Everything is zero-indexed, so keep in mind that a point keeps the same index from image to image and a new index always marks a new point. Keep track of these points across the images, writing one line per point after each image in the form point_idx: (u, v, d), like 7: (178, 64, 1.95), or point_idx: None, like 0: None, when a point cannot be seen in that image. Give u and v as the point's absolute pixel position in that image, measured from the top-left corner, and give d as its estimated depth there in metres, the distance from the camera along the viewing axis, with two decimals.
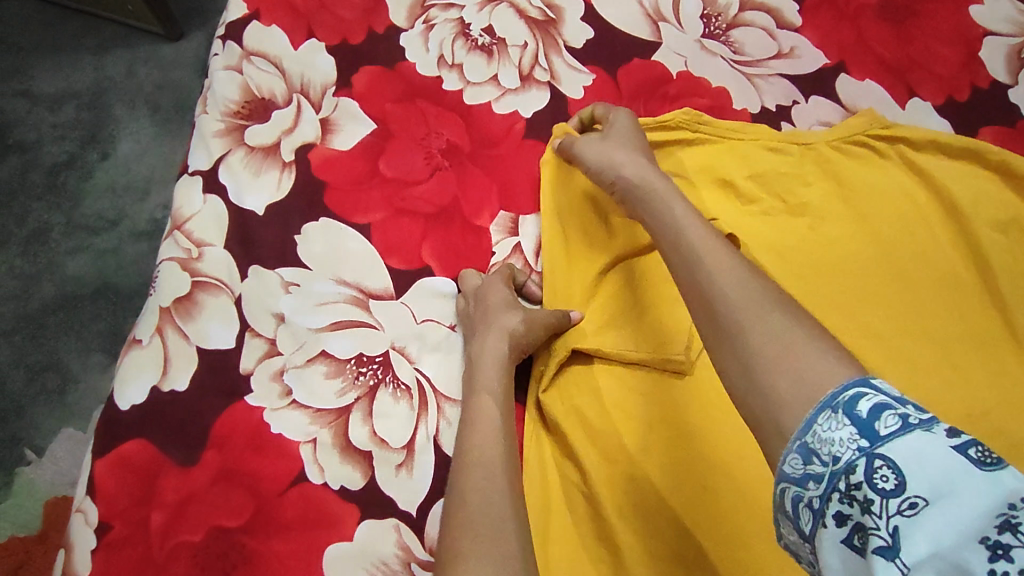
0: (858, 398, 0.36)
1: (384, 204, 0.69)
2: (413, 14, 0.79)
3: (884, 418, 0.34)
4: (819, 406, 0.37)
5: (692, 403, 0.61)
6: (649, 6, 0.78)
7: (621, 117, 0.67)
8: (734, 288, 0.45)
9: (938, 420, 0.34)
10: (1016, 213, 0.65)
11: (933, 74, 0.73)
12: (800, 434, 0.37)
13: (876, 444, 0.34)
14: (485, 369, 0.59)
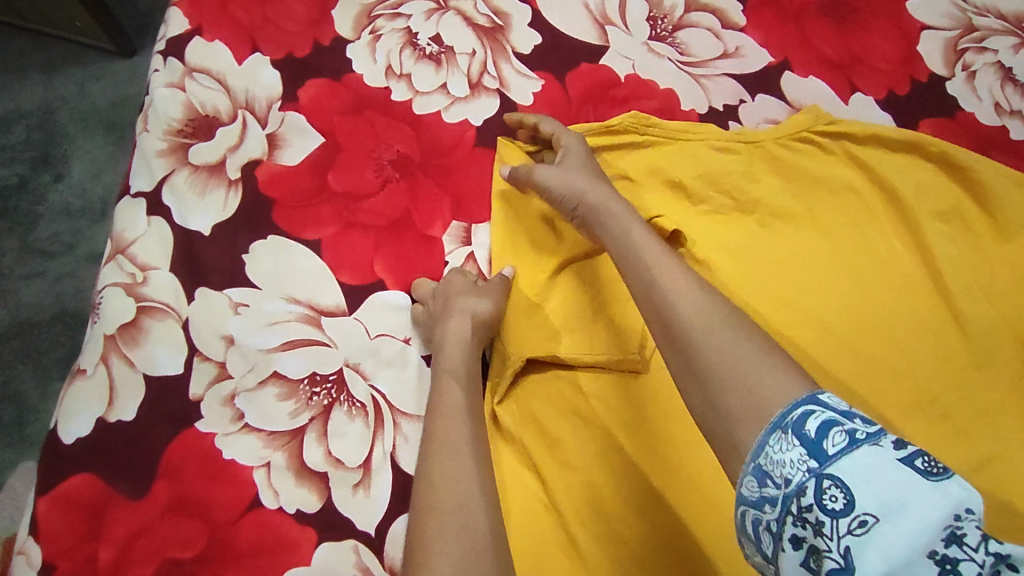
0: (806, 417, 0.36)
1: (334, 219, 0.68)
2: (359, 24, 0.78)
3: (832, 436, 0.35)
4: (770, 427, 0.37)
5: (649, 405, 0.61)
6: (596, 10, 0.78)
7: (572, 143, 0.66)
8: (688, 306, 0.45)
9: (885, 432, 0.35)
10: (957, 202, 0.66)
11: (873, 69, 0.74)
12: (754, 455, 0.37)
13: (825, 464, 0.34)
14: (450, 353, 0.58)
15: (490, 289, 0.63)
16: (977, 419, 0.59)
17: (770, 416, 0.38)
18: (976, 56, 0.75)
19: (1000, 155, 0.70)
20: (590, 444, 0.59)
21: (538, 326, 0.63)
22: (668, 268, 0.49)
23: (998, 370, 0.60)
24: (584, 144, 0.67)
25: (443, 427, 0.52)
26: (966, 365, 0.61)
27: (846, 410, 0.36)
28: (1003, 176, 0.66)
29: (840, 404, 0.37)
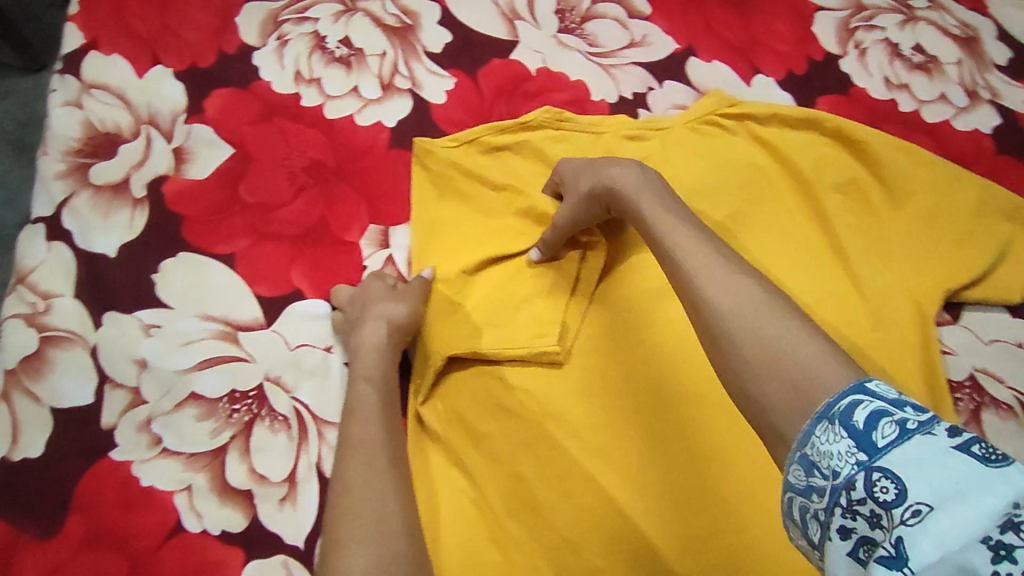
0: (854, 406, 0.34)
1: (247, 230, 0.67)
2: (265, 30, 0.76)
3: (882, 427, 0.32)
4: (816, 417, 0.35)
5: (683, 407, 0.60)
6: (504, 5, 0.78)
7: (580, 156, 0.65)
8: (724, 294, 0.41)
9: (939, 421, 0.32)
10: (855, 173, 0.70)
11: (772, 51, 0.77)
12: (800, 444, 0.35)
13: (875, 456, 0.32)
14: (365, 359, 0.59)
15: (407, 293, 0.63)
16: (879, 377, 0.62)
17: (815, 405, 0.35)
18: (865, 34, 0.78)
19: (891, 127, 0.74)
20: (551, 437, 0.59)
21: (458, 324, 0.63)
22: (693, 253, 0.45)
23: (894, 330, 0.64)
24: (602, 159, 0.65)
25: (355, 433, 0.54)
26: (867, 327, 0.64)
27: (897, 400, 0.33)
28: (895, 149, 0.71)
29: (891, 393, 0.34)
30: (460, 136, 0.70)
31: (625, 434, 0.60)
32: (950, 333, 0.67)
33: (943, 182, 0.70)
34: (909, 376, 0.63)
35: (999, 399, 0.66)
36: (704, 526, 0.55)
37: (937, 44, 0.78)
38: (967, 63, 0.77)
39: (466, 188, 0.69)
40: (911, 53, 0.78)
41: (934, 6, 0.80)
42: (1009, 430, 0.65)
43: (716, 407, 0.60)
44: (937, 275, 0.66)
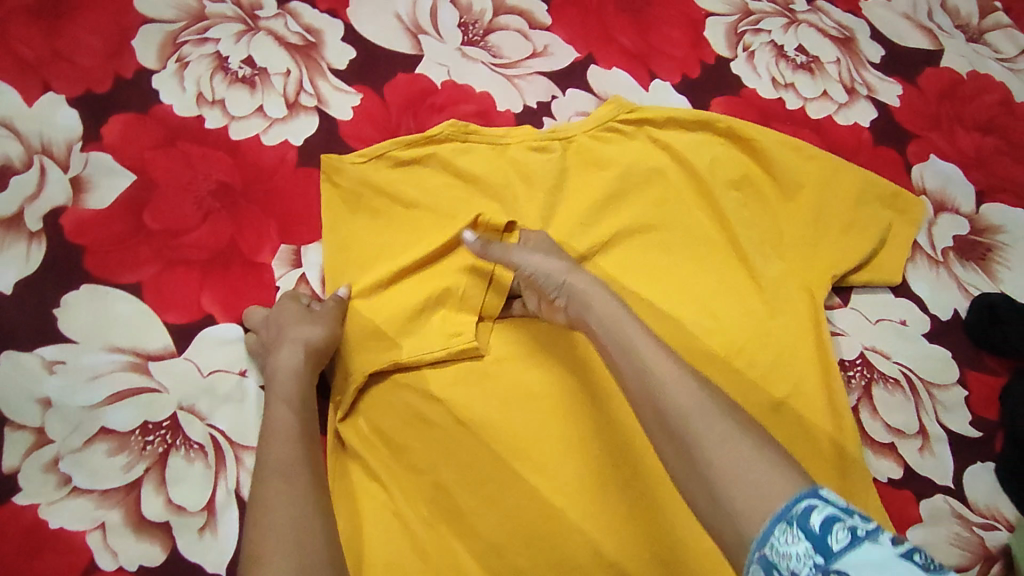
0: (810, 511, 0.37)
1: (154, 258, 0.66)
2: (164, 52, 0.74)
3: (834, 532, 0.35)
4: (774, 519, 0.38)
5: (649, 482, 0.61)
6: (408, 20, 0.79)
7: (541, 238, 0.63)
8: (685, 394, 0.44)
9: (883, 529, 0.35)
10: (746, 171, 0.74)
11: (668, 56, 0.81)
12: (760, 544, 0.38)
13: (831, 560, 0.35)
14: (284, 381, 0.58)
15: (323, 315, 0.62)
16: (777, 363, 0.66)
17: (773, 506, 0.38)
18: (753, 37, 0.83)
19: (779, 125, 0.79)
20: (486, 443, 0.61)
21: (374, 338, 0.63)
22: (659, 355, 0.48)
23: (787, 317, 0.68)
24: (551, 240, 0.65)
25: (275, 451, 0.54)
26: (764, 316, 0.68)
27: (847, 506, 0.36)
28: (783, 145, 0.74)
29: (841, 499, 0.37)
30: (368, 152, 0.70)
31: (560, 437, 0.62)
32: (840, 316, 0.71)
33: (833, 173, 0.73)
34: (806, 359, 0.67)
35: (887, 374, 0.69)
36: (637, 522, 0.60)
37: (818, 45, 0.84)
38: (845, 63, 0.83)
39: (377, 203, 0.69)
40: (795, 54, 0.83)
41: (815, 10, 0.86)
42: (896, 403, 0.69)
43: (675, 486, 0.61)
44: (826, 266, 0.70)
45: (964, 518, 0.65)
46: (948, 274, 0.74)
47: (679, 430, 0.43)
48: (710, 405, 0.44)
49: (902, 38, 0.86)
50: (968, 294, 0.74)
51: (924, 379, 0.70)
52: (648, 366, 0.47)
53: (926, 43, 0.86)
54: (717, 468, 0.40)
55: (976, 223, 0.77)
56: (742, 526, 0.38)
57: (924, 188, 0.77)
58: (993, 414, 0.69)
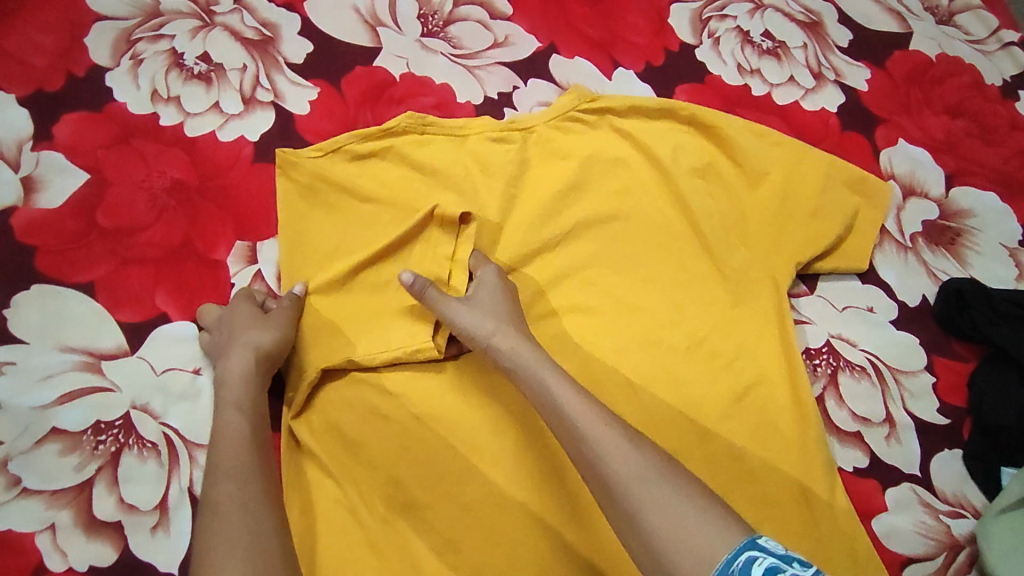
0: (750, 562, 0.40)
1: (107, 257, 0.65)
2: (118, 49, 0.73)
3: None
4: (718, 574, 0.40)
5: None
6: (366, 12, 0.78)
7: (489, 272, 0.62)
8: (622, 465, 0.46)
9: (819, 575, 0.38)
10: (710, 159, 0.72)
11: (631, 44, 0.80)
12: None
13: None
14: (234, 387, 0.57)
15: (276, 319, 0.61)
16: (739, 352, 0.65)
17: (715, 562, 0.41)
18: (718, 23, 0.82)
19: (745, 111, 0.78)
20: (446, 438, 0.60)
21: (331, 335, 0.62)
22: (596, 422, 0.49)
23: (752, 306, 0.67)
24: (501, 275, 0.62)
25: (227, 455, 0.53)
26: (726, 305, 0.67)
27: (784, 555, 0.39)
28: (745, 131, 0.73)
29: (779, 549, 0.40)
30: (323, 146, 0.68)
31: (518, 424, 0.62)
32: (806, 304, 0.70)
33: (799, 159, 0.72)
34: (767, 348, 0.66)
35: (853, 362, 0.69)
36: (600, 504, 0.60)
37: (785, 29, 0.82)
38: (813, 47, 0.82)
39: (334, 196, 0.68)
40: (761, 39, 0.82)
41: None
42: (862, 390, 0.68)
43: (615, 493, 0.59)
44: (791, 253, 0.69)
45: (930, 507, 0.64)
46: (915, 260, 0.73)
47: (624, 504, 0.45)
48: (650, 474, 0.45)
49: (871, 21, 0.85)
50: (936, 280, 0.73)
51: (891, 366, 0.69)
52: (586, 436, 0.48)
53: (895, 27, 0.84)
54: (661, 538, 0.42)
55: (944, 207, 0.76)
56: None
57: (892, 173, 0.76)
58: (960, 399, 0.69)
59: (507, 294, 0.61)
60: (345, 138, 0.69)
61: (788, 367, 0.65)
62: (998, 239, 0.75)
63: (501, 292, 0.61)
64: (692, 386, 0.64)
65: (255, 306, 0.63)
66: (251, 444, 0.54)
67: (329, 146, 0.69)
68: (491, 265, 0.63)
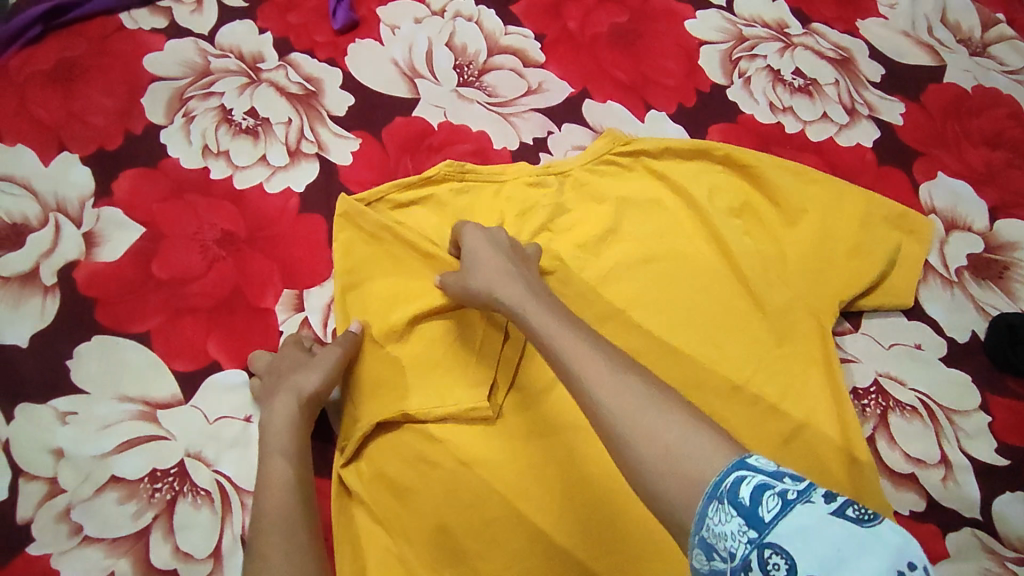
0: (739, 483, 0.36)
1: (161, 307, 0.67)
2: (171, 108, 0.77)
3: (765, 501, 0.35)
4: (707, 498, 0.37)
5: (648, 524, 0.59)
6: (404, 65, 0.82)
7: (471, 234, 0.62)
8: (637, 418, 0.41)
9: (814, 488, 0.35)
10: (747, 199, 0.73)
11: (663, 86, 0.81)
12: (698, 526, 0.37)
13: (765, 532, 0.34)
14: (278, 432, 0.58)
15: (322, 360, 0.62)
16: (785, 392, 0.64)
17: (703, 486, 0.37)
18: (748, 63, 0.83)
19: (780, 149, 0.78)
20: (491, 484, 0.60)
21: (384, 384, 0.63)
22: None
23: (795, 343, 0.66)
24: (483, 232, 0.62)
25: (272, 503, 0.54)
26: (770, 344, 0.66)
27: (774, 472, 0.36)
28: (781, 169, 0.73)
29: (769, 466, 0.37)
30: (369, 197, 0.70)
31: (564, 466, 0.61)
32: (850, 342, 0.69)
33: (836, 195, 0.72)
34: (813, 385, 0.65)
35: (903, 402, 0.67)
36: (648, 553, 0.59)
37: (814, 66, 0.83)
38: (845, 83, 0.82)
39: (381, 242, 0.69)
40: (792, 77, 0.82)
41: (809, 32, 0.86)
42: (915, 430, 0.66)
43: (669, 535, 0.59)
44: (834, 288, 0.68)
45: (995, 553, 0.62)
46: (963, 295, 0.71)
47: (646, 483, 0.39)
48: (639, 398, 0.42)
49: (902, 55, 0.85)
50: (986, 315, 0.71)
51: (943, 405, 0.67)
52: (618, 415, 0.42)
53: (927, 60, 0.85)
54: None
55: (989, 240, 0.74)
56: (680, 515, 0.38)
57: (933, 208, 0.75)
58: (1019, 440, 0.66)
59: (496, 247, 0.61)
60: (388, 187, 0.71)
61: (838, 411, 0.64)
62: None
63: (489, 247, 0.60)
64: (737, 426, 0.63)
65: (304, 351, 0.65)
66: (294, 495, 0.55)
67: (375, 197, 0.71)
68: (467, 227, 0.63)
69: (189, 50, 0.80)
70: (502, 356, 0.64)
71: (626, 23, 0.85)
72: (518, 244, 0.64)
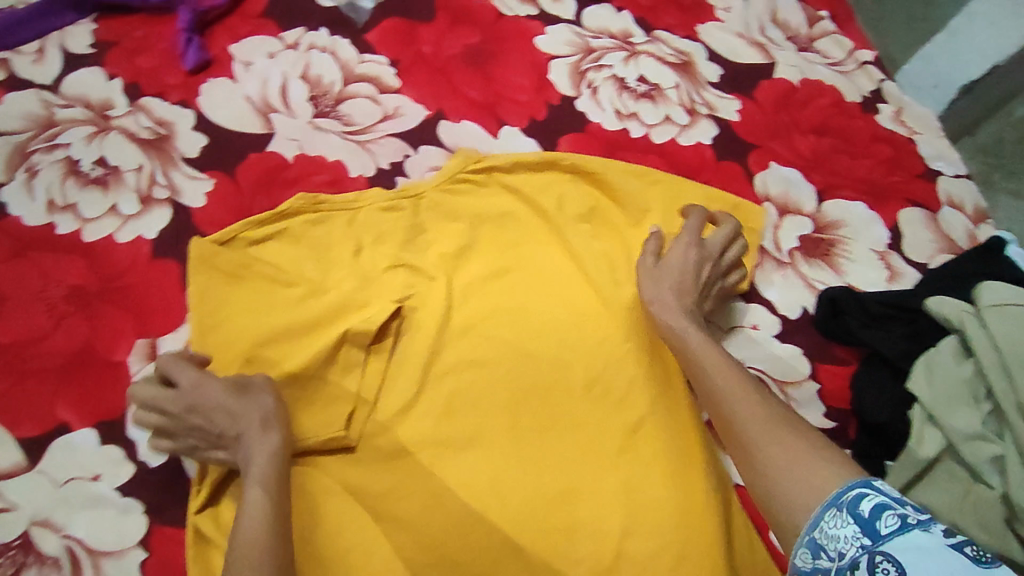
0: (860, 499, 0.44)
1: (7, 372, 0.65)
2: (12, 163, 0.75)
3: (884, 518, 0.42)
4: (827, 505, 0.45)
5: (597, 509, 0.62)
6: (257, 100, 0.82)
7: (696, 219, 0.70)
8: (780, 447, 0.51)
9: (936, 522, 0.40)
10: (594, 204, 0.76)
11: (515, 102, 0.84)
12: (811, 528, 0.45)
13: (877, 542, 0.41)
14: (262, 463, 0.57)
15: (255, 387, 0.60)
16: (632, 384, 0.67)
17: (827, 492, 0.46)
18: (595, 73, 0.87)
19: (626, 154, 0.82)
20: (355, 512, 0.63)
21: None
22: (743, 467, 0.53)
23: (641, 339, 0.70)
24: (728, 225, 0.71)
25: (246, 532, 0.53)
26: (620, 339, 0.69)
27: (898, 499, 0.42)
28: (625, 173, 0.77)
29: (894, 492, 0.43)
30: (219, 237, 0.71)
31: (466, 476, 0.64)
32: None
33: (676, 193, 0.76)
34: (655, 375, 0.68)
35: None
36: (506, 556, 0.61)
37: (657, 71, 0.88)
38: (685, 85, 0.87)
39: (241, 271, 0.69)
40: (636, 84, 0.87)
41: (652, 39, 0.91)
42: None
43: (633, 515, 0.62)
44: None
45: None
46: (794, 274, 0.76)
47: (768, 485, 0.50)
48: (770, 417, 0.53)
49: (737, 55, 0.91)
50: (815, 290, 0.76)
51: (777, 379, 0.71)
52: (759, 438, 0.52)
53: (759, 58, 0.91)
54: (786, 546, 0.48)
55: (818, 221, 0.80)
56: (799, 511, 0.47)
57: (767, 196, 0.81)
58: (843, 403, 0.71)
59: (708, 265, 0.68)
60: (238, 227, 0.71)
61: (668, 381, 0.68)
62: (869, 246, 0.79)
63: (699, 266, 0.68)
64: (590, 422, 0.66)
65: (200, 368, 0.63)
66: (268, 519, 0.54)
67: (226, 237, 0.71)
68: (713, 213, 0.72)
69: (29, 102, 0.78)
70: (362, 380, 0.66)
71: (478, 43, 0.88)
72: (717, 252, 0.69)
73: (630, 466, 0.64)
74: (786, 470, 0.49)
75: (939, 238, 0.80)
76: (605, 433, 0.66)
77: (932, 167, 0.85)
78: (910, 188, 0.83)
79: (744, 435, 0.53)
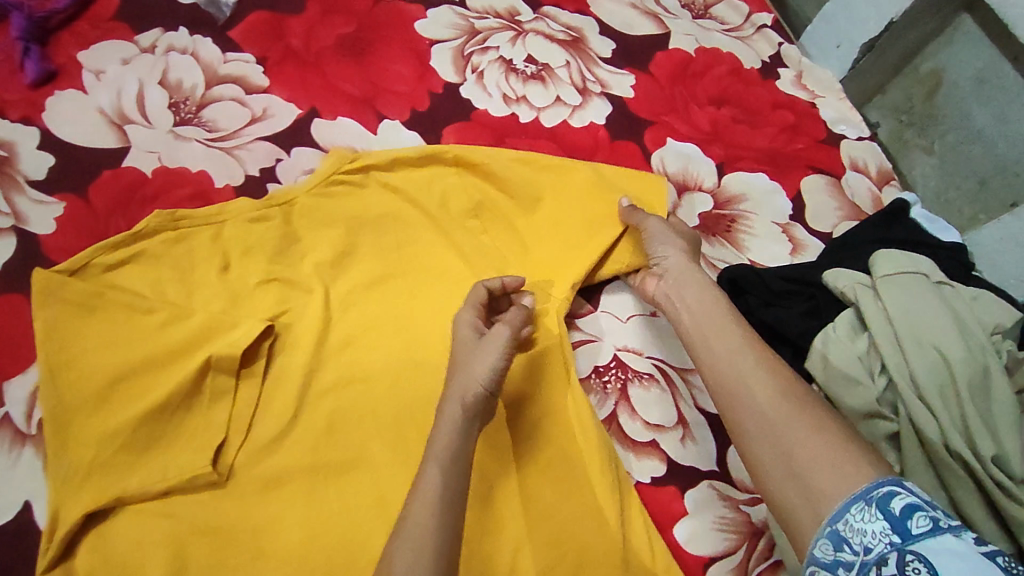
0: (892, 496, 0.42)
1: None
2: None
3: (916, 518, 0.40)
4: (853, 498, 0.43)
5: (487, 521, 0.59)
6: (111, 112, 0.75)
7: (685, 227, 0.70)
8: (809, 432, 0.47)
9: (966, 529, 0.39)
10: (482, 198, 0.72)
11: (395, 94, 0.79)
12: (833, 519, 0.43)
13: (908, 541, 0.39)
14: (444, 437, 0.52)
15: (496, 343, 0.57)
16: (525, 387, 0.64)
17: (856, 485, 0.44)
18: (480, 57, 0.82)
19: (516, 140, 0.77)
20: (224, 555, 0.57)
21: (99, 468, 0.57)
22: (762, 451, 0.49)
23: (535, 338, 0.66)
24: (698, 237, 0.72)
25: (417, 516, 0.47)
26: None
27: (930, 501, 0.41)
28: (512, 161, 0.72)
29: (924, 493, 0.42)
30: (66, 266, 0.62)
31: (359, 498, 0.60)
32: (590, 322, 0.69)
33: (569, 179, 0.72)
34: (553, 373, 0.64)
35: (640, 371, 0.67)
36: None
37: (545, 50, 0.83)
38: (575, 63, 0.83)
39: (88, 299, 0.61)
40: (524, 65, 0.82)
41: (541, 17, 0.86)
42: (653, 398, 0.66)
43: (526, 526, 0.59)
44: (572, 269, 0.68)
45: (730, 498, 0.62)
46: None
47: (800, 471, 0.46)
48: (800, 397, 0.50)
49: (631, 27, 0.86)
50: (716, 269, 0.72)
51: (678, 367, 0.68)
52: (792, 420, 0.48)
53: (652, 29, 0.86)
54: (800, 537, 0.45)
55: (718, 197, 0.76)
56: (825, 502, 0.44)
57: (665, 173, 0.77)
58: None
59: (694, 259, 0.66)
60: (88, 253, 0.63)
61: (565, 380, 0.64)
62: (771, 218, 0.76)
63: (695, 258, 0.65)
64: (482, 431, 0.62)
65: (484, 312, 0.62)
66: (444, 501, 0.48)
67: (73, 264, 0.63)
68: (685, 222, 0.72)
69: None
70: (233, 409, 0.62)
71: (353, 32, 0.82)
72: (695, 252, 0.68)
73: (522, 471, 0.61)
74: (811, 457, 0.46)
75: (843, 204, 0.78)
76: (501, 436, 0.62)
77: (835, 130, 0.82)
78: (812, 154, 0.80)
79: (772, 418, 0.49)
